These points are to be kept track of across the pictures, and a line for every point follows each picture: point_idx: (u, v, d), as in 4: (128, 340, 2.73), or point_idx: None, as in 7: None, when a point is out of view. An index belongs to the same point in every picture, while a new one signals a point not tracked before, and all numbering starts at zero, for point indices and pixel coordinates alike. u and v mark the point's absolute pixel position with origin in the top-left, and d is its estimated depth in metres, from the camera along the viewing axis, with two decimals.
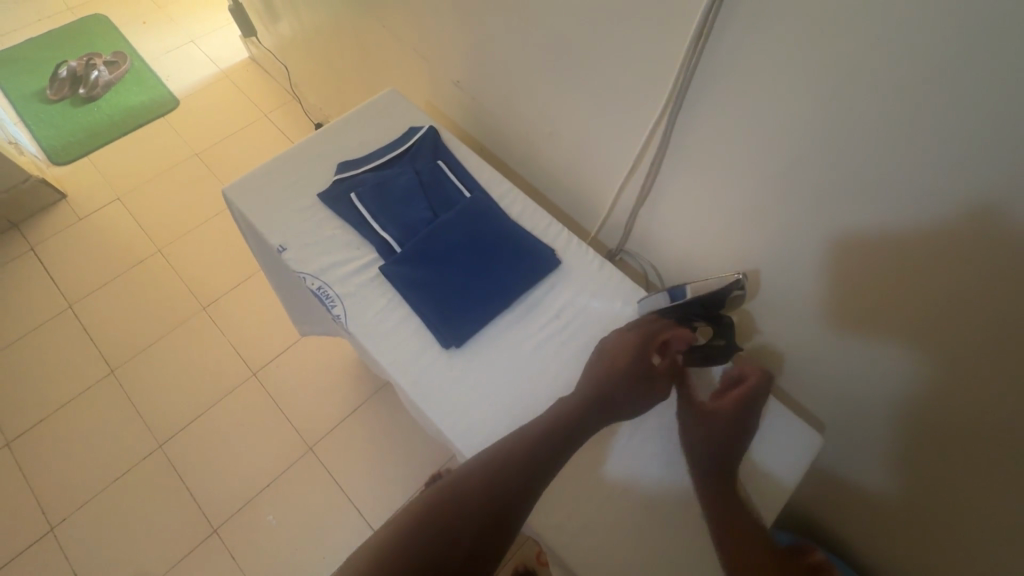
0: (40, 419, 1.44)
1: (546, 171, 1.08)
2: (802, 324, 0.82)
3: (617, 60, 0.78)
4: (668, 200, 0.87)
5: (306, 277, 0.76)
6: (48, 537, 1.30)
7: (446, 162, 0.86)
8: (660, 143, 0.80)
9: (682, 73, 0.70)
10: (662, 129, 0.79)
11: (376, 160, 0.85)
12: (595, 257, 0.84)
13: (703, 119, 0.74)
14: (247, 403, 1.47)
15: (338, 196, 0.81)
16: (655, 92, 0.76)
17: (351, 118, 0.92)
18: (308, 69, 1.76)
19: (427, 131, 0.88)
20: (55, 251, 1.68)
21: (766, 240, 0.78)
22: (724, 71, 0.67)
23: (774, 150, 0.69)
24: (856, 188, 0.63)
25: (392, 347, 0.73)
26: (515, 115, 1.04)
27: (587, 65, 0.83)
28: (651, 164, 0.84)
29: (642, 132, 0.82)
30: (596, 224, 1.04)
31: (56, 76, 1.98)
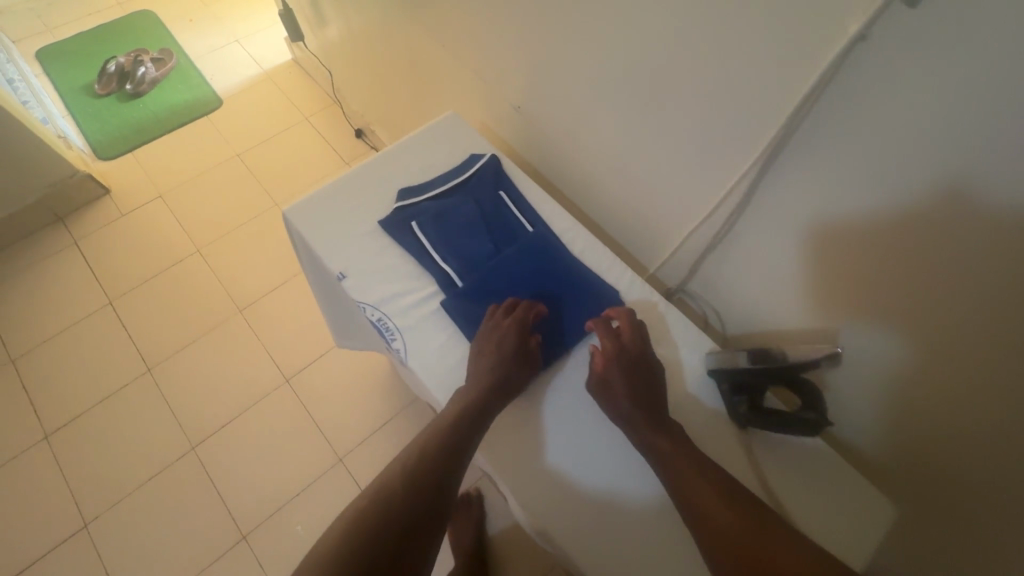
0: (78, 414, 1.46)
1: (601, 200, 1.05)
2: (875, 390, 0.77)
3: (693, 102, 0.76)
4: (740, 250, 0.84)
5: (366, 307, 0.77)
6: (82, 532, 1.32)
7: (507, 193, 0.87)
8: (743, 194, 0.78)
9: (784, 127, 0.67)
10: (749, 180, 0.76)
11: (438, 187, 0.86)
12: (658, 298, 0.83)
13: (793, 175, 0.71)
14: (280, 410, 1.48)
15: (399, 223, 0.81)
16: (746, 145, 0.73)
17: (413, 143, 0.92)
18: (352, 75, 1.76)
19: (489, 159, 0.89)
20: (98, 246, 1.71)
21: (848, 301, 0.73)
22: (821, 128, 0.64)
23: (874, 210, 0.64)
24: (961, 263, 0.58)
25: (452, 385, 0.73)
26: (573, 142, 1.02)
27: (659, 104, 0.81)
28: (730, 212, 0.82)
29: (724, 182, 0.79)
30: (654, 261, 1.02)
31: (105, 72, 2.01)
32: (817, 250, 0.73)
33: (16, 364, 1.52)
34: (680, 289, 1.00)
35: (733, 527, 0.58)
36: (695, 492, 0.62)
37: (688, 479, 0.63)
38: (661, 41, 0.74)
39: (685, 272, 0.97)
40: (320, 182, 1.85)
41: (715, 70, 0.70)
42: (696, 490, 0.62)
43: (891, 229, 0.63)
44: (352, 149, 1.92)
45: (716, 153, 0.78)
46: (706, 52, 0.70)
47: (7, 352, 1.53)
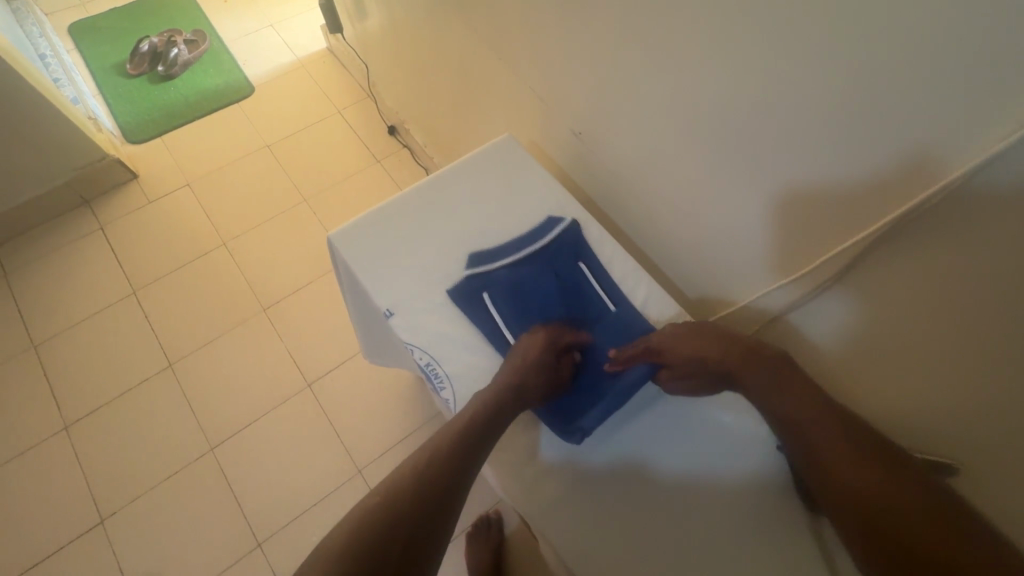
0: (97, 406, 1.44)
1: (657, 234, 0.99)
2: None
3: (784, 160, 0.70)
4: (821, 321, 0.78)
5: (415, 350, 0.74)
6: (96, 529, 1.30)
7: (587, 265, 0.82)
8: (836, 268, 0.71)
9: (902, 215, 0.61)
10: (845, 257, 0.69)
11: (512, 254, 0.80)
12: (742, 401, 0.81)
13: (900, 261, 0.64)
14: (300, 416, 1.45)
15: (470, 295, 0.76)
16: (853, 222, 0.67)
17: (478, 176, 0.87)
18: (390, 70, 1.70)
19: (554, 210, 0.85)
20: (124, 232, 1.68)
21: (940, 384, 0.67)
22: (944, 218, 0.58)
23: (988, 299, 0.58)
24: None
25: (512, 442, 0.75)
26: (632, 173, 0.96)
27: (741, 155, 0.75)
28: (816, 282, 0.75)
29: (816, 250, 0.73)
30: (716, 308, 0.96)
31: (137, 51, 1.96)
32: (910, 337, 0.67)
33: (38, 350, 1.50)
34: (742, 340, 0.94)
35: (852, 474, 0.59)
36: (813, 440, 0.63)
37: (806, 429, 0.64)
38: (752, 91, 0.68)
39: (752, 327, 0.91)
40: (350, 179, 1.80)
41: (816, 133, 0.64)
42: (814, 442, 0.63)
43: (1013, 335, 0.56)
44: (384, 146, 1.87)
45: (806, 213, 0.72)
46: (805, 109, 0.63)
47: (29, 337, 1.51)
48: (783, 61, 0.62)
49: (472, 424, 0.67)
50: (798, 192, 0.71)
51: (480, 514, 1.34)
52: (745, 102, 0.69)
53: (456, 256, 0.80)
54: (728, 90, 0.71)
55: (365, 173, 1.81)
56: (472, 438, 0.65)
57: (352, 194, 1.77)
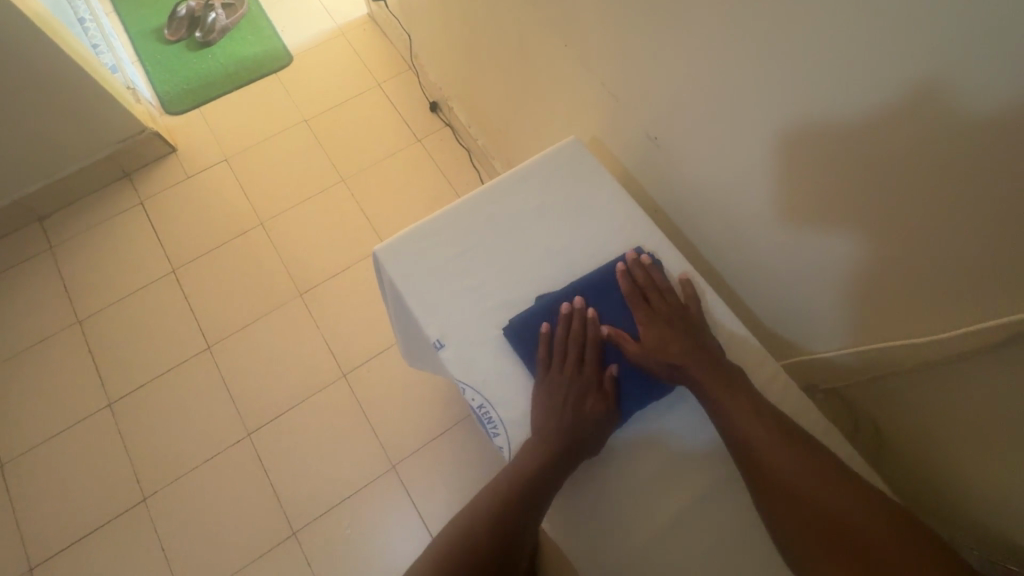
0: (139, 384, 1.45)
1: (733, 251, 0.89)
2: None
3: (918, 210, 0.59)
4: (946, 389, 0.68)
5: (467, 389, 0.67)
6: (139, 507, 1.33)
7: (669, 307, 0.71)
8: (977, 341, 0.61)
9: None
10: (995, 334, 0.58)
11: (579, 292, 0.70)
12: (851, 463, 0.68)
13: None
14: (335, 406, 1.42)
15: (531, 339, 0.67)
16: (999, 292, 0.57)
17: (546, 193, 0.77)
18: (435, 43, 1.58)
19: (629, 242, 0.75)
20: (163, 208, 1.66)
21: None
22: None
23: None
24: None
25: None
26: (706, 183, 0.85)
27: (860, 191, 0.63)
28: (939, 348, 0.66)
29: (943, 314, 0.64)
30: (800, 347, 0.87)
31: (175, 16, 1.90)
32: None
33: (83, 326, 1.51)
34: (829, 386, 0.86)
35: (805, 486, 0.58)
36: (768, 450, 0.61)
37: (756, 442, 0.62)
38: (891, 123, 0.56)
39: (847, 372, 0.81)
40: (390, 159, 1.72)
41: (974, 187, 0.53)
42: (757, 444, 0.61)
43: None
44: (426, 123, 1.77)
45: (938, 270, 0.61)
46: (964, 154, 0.52)
47: (74, 312, 1.53)
48: (946, 92, 0.50)
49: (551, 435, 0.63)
50: (933, 247, 0.60)
51: None
52: (881, 134, 0.58)
53: (512, 284, 0.71)
54: (858, 118, 0.59)
55: (405, 153, 1.73)
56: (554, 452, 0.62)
57: (391, 175, 1.70)
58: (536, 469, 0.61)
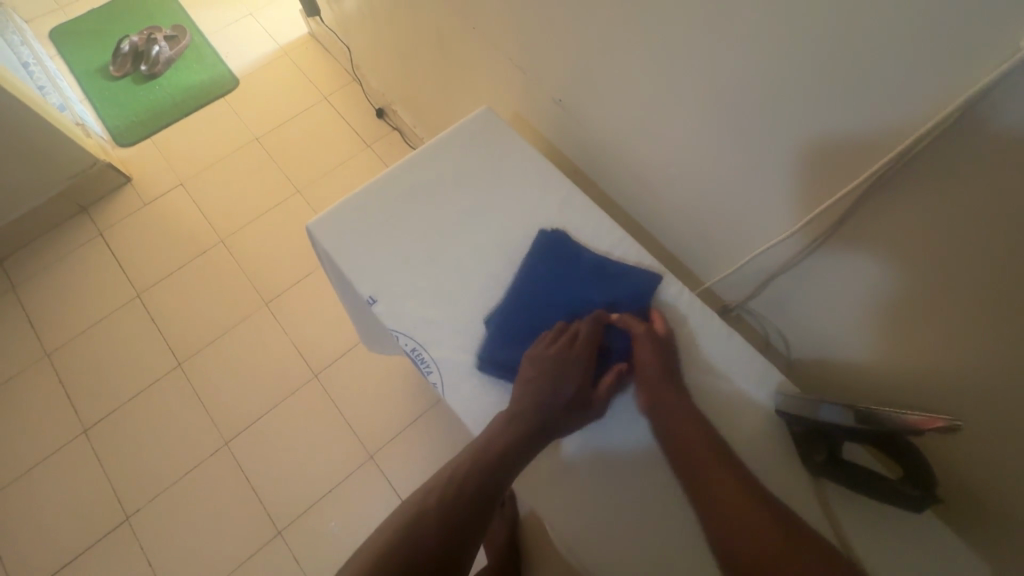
0: (112, 409, 1.47)
1: (648, 200, 0.96)
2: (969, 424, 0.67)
3: (771, 114, 0.66)
4: (820, 287, 0.76)
5: (400, 336, 0.72)
6: (123, 527, 1.35)
7: (578, 239, 0.78)
8: (830, 220, 0.68)
9: (892, 161, 0.57)
10: (836, 212, 0.66)
11: (496, 236, 0.77)
12: (752, 354, 0.74)
13: (889, 208, 0.61)
14: (309, 407, 1.46)
15: (455, 282, 0.74)
16: (840, 182, 0.64)
17: (456, 151, 0.83)
18: (372, 51, 1.65)
19: (541, 190, 0.81)
20: (122, 237, 1.69)
21: (929, 333, 0.64)
22: (949, 170, 0.54)
23: (968, 232, 0.55)
24: None
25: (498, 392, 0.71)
26: (615, 138, 0.92)
27: (732, 115, 0.71)
28: (811, 238, 0.72)
29: (805, 215, 0.71)
30: (712, 274, 0.93)
31: (119, 52, 1.94)
32: (921, 297, 0.63)
33: (52, 359, 1.53)
34: (741, 305, 0.91)
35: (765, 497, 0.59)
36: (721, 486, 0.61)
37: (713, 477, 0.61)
38: (745, 41, 0.63)
39: (749, 288, 0.88)
40: (342, 167, 1.77)
41: (810, 85, 0.60)
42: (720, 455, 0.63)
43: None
44: (373, 130, 1.84)
45: (807, 170, 0.67)
46: (799, 65, 0.59)
47: (41, 345, 1.54)
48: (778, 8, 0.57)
49: (511, 428, 0.65)
50: (794, 154, 0.67)
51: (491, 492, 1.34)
52: (738, 55, 0.65)
53: (434, 236, 0.77)
54: (720, 40, 0.65)
55: (357, 159, 1.78)
56: (512, 447, 0.64)
57: (345, 182, 1.75)
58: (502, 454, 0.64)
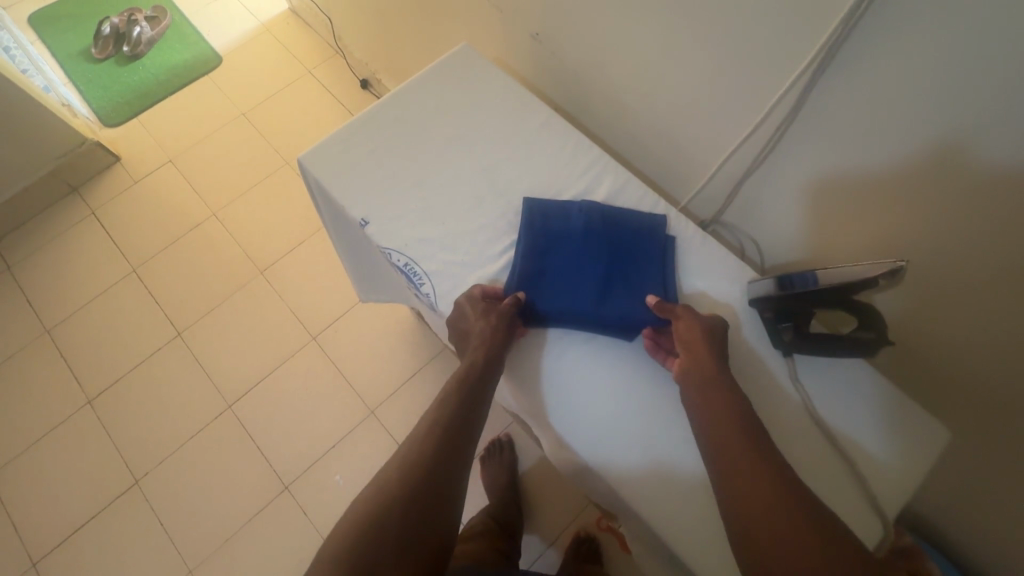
0: (115, 379, 1.50)
1: (629, 130, 1.00)
2: (919, 292, 0.75)
3: (735, 15, 0.71)
4: (782, 184, 0.83)
5: (392, 253, 0.75)
6: (134, 489, 1.38)
7: (557, 153, 0.82)
8: (789, 109, 0.74)
9: (837, 33, 0.63)
10: (793, 99, 0.72)
11: (475, 157, 0.81)
12: (724, 250, 0.78)
13: (836, 85, 0.68)
14: (309, 368, 1.49)
15: (440, 201, 0.78)
16: (792, 69, 0.70)
17: (430, 80, 0.86)
18: (353, 20, 1.67)
19: (522, 111, 0.84)
20: (115, 215, 1.71)
21: (886, 202, 0.71)
22: (894, 31, 0.59)
23: (910, 92, 0.62)
24: (990, 124, 0.57)
25: None
26: (594, 69, 0.96)
27: (699, 23, 0.75)
28: (775, 128, 0.77)
29: (768, 114, 0.76)
30: (687, 193, 0.99)
31: (100, 34, 1.95)
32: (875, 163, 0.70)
33: (52, 334, 1.55)
34: (714, 220, 0.98)
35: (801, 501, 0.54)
36: (736, 463, 0.57)
37: (727, 456, 0.59)
38: None
39: (719, 203, 0.95)
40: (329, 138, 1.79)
41: None
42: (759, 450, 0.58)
43: (961, 116, 0.59)
44: (358, 100, 1.86)
45: (772, 66, 0.72)
46: None
47: (41, 322, 1.57)
48: None
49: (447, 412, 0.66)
50: (758, 51, 0.72)
51: (490, 439, 1.39)
52: None
53: (418, 161, 0.80)
54: None
55: None
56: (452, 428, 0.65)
57: None
58: (448, 441, 0.63)
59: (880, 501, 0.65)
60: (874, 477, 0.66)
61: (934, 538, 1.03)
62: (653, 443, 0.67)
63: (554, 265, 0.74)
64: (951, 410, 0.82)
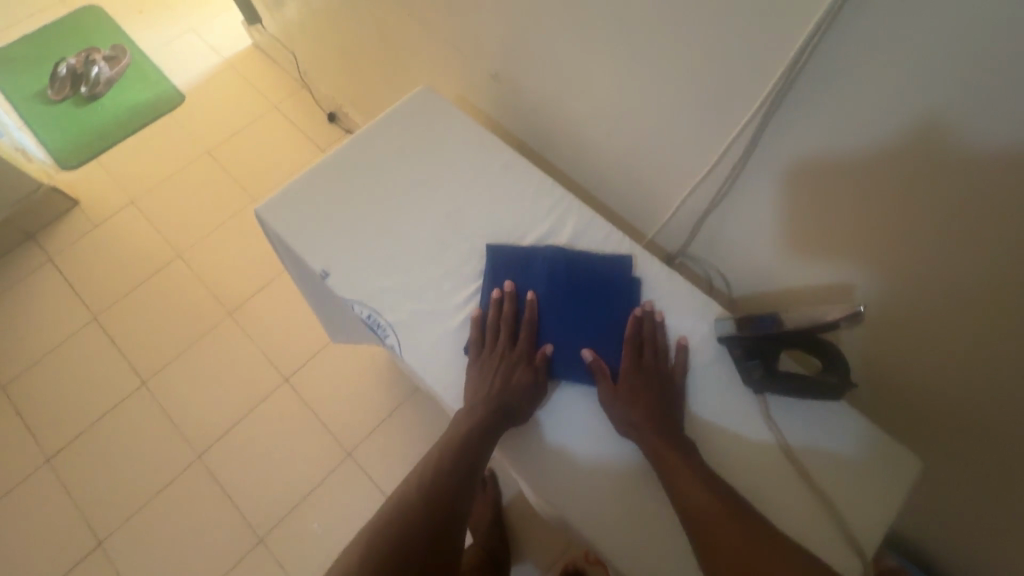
0: (76, 434, 1.43)
1: (594, 164, 1.00)
2: (882, 318, 0.76)
3: (688, 55, 0.72)
4: (744, 217, 0.84)
5: (355, 305, 0.73)
6: (97, 552, 1.31)
7: (520, 196, 0.81)
8: (746, 144, 0.75)
9: (787, 74, 0.65)
10: (749, 134, 0.74)
11: (437, 202, 0.80)
12: (690, 286, 0.78)
13: (789, 122, 0.70)
14: (283, 412, 1.45)
15: (402, 250, 0.76)
16: (747, 107, 0.72)
17: (389, 125, 0.85)
18: (318, 56, 1.66)
19: (483, 152, 0.84)
20: (74, 261, 1.65)
21: (843, 233, 0.73)
22: (838, 72, 0.61)
23: (859, 129, 0.64)
24: (935, 159, 0.59)
25: (441, 366, 0.71)
26: (557, 105, 0.97)
27: (655, 61, 0.77)
28: (734, 162, 0.79)
29: (727, 149, 0.78)
30: (654, 225, 0.99)
31: (57, 76, 1.91)
32: (831, 197, 0.71)
33: (7, 389, 1.48)
34: (681, 252, 0.98)
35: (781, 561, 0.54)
36: (709, 530, 0.57)
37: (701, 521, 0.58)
38: None
39: (684, 234, 0.95)
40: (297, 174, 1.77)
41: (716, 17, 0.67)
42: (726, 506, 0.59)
43: (907, 152, 0.61)
44: (325, 134, 1.84)
45: (726, 102, 0.73)
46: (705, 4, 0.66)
47: None
48: None
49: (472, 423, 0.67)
50: (713, 89, 0.73)
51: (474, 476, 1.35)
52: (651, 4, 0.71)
53: (378, 209, 0.78)
54: None
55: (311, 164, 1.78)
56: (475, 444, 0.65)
57: None
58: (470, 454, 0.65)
59: (860, 537, 0.65)
60: (851, 512, 0.66)
61: (920, 556, 1.03)
62: (628, 492, 0.66)
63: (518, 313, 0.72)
64: (922, 432, 0.83)
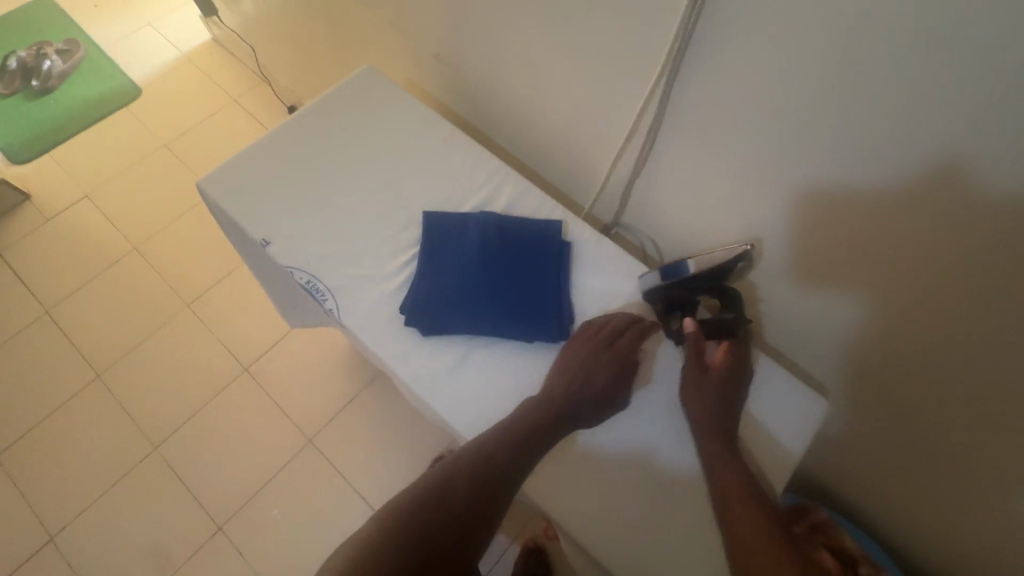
0: (26, 429, 1.40)
1: (536, 143, 1.04)
2: (789, 282, 0.81)
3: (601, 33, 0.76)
4: (663, 188, 0.88)
5: (295, 272, 0.75)
6: (48, 547, 1.28)
7: (455, 166, 0.84)
8: (654, 119, 0.79)
9: (677, 48, 0.68)
10: (655, 109, 0.78)
11: (376, 173, 0.82)
12: (618, 249, 0.83)
13: (687, 95, 0.73)
14: (240, 401, 1.44)
15: (342, 218, 0.79)
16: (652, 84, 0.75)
17: (330, 101, 0.87)
18: (274, 48, 1.66)
19: (419, 127, 0.87)
20: (25, 255, 1.61)
21: (747, 199, 0.77)
22: (722, 44, 0.65)
23: (746, 99, 0.68)
24: (812, 127, 0.64)
25: (380, 327, 0.74)
26: (497, 86, 1.01)
27: (574, 40, 0.80)
28: (646, 136, 0.82)
29: (640, 125, 0.81)
30: (591, 200, 1.03)
31: (6, 69, 1.88)
32: (731, 166, 0.76)
33: None
34: (616, 224, 1.02)
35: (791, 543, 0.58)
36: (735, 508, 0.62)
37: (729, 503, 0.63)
38: None
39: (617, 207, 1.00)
40: None
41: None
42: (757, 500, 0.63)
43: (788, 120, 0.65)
44: None
45: (636, 79, 0.77)
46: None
47: None
48: None
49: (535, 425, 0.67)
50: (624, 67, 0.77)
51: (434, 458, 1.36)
52: None
53: (318, 179, 0.81)
54: None
55: None
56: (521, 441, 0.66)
57: None
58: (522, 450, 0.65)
59: None
60: None
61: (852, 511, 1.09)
62: (589, 449, 0.73)
63: (450, 273, 0.76)
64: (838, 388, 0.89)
